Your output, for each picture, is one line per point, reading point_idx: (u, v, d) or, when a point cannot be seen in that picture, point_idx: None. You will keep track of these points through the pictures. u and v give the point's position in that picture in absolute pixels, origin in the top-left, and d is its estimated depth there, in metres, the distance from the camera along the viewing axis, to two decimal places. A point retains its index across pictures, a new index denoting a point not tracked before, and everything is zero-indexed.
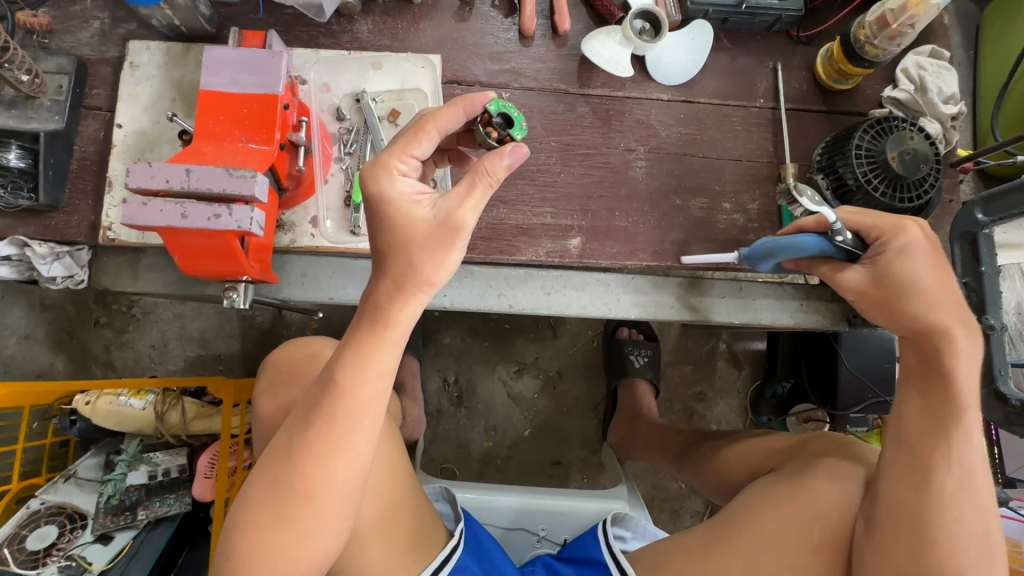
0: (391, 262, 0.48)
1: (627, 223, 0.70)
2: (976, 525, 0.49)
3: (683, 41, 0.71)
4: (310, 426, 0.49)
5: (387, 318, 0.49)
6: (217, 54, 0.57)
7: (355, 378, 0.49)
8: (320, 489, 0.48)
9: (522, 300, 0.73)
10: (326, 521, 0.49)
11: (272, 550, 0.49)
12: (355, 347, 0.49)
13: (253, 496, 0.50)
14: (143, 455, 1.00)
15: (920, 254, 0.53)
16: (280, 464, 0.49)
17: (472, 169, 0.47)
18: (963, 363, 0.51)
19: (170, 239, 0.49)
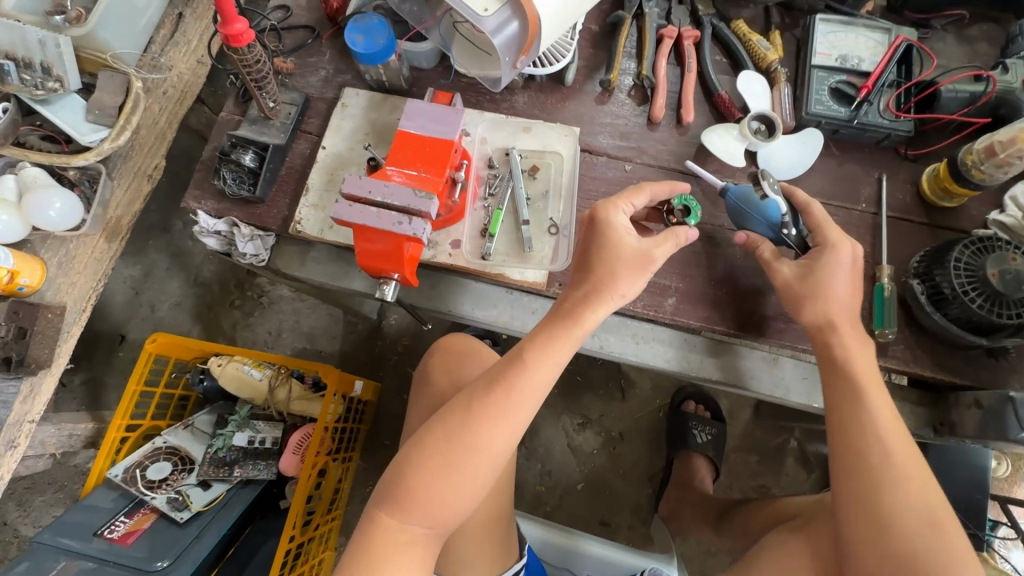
0: (596, 272, 0.62)
1: (720, 292, 0.78)
2: (917, 507, 0.55)
3: (795, 144, 0.80)
4: (492, 390, 0.59)
5: (577, 319, 0.61)
6: (416, 105, 0.74)
7: (537, 361, 0.59)
8: (486, 445, 0.57)
9: (612, 344, 0.81)
10: (482, 476, 0.58)
11: (432, 488, 0.57)
12: (544, 337, 0.61)
13: (426, 440, 0.59)
14: (249, 420, 1.14)
15: (846, 267, 0.66)
16: (460, 417, 0.58)
17: (668, 232, 0.63)
18: (860, 358, 0.64)
19: (360, 234, 0.64)
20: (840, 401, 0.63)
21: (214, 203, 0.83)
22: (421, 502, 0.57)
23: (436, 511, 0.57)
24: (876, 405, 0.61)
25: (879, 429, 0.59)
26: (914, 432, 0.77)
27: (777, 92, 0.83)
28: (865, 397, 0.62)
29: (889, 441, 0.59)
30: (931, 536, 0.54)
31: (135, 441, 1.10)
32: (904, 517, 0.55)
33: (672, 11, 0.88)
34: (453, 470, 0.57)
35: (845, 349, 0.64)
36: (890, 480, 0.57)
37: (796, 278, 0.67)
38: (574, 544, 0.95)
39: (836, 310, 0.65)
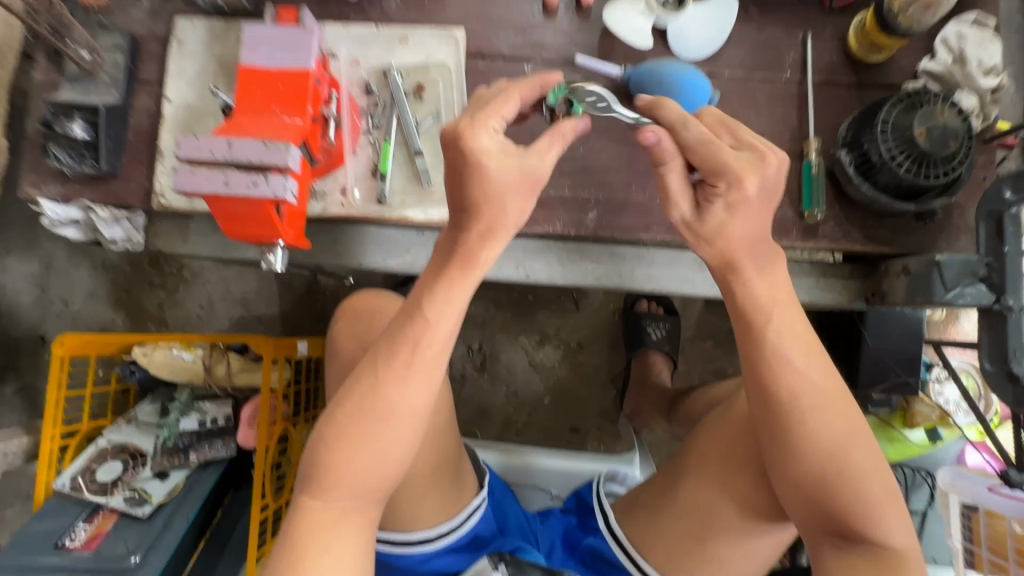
0: (486, 214, 0.51)
1: (644, 196, 0.72)
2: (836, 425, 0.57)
3: (710, 15, 0.71)
4: (395, 351, 0.51)
5: (474, 257, 0.53)
6: (256, 31, 0.61)
7: (439, 308, 0.52)
8: (398, 410, 0.50)
9: (539, 270, 0.76)
10: (404, 437, 0.51)
11: (351, 460, 0.50)
12: (445, 278, 0.52)
13: (333, 416, 0.51)
14: (193, 403, 1.09)
15: (754, 204, 0.57)
16: (368, 381, 0.51)
17: (551, 130, 0.54)
18: (759, 278, 0.59)
19: (215, 203, 0.55)
20: (748, 348, 0.59)
21: (58, 188, 0.71)
22: (342, 475, 0.50)
23: (362, 482, 0.50)
24: (778, 340, 0.57)
25: (789, 365, 0.57)
26: (847, 307, 0.76)
27: None
28: (766, 330, 0.58)
29: (794, 356, 0.57)
30: (842, 448, 0.56)
31: (78, 446, 1.05)
32: (817, 441, 0.57)
33: None
34: (372, 436, 0.50)
35: (745, 283, 0.59)
36: (800, 413, 0.57)
37: (691, 219, 0.60)
38: (518, 458, 0.98)
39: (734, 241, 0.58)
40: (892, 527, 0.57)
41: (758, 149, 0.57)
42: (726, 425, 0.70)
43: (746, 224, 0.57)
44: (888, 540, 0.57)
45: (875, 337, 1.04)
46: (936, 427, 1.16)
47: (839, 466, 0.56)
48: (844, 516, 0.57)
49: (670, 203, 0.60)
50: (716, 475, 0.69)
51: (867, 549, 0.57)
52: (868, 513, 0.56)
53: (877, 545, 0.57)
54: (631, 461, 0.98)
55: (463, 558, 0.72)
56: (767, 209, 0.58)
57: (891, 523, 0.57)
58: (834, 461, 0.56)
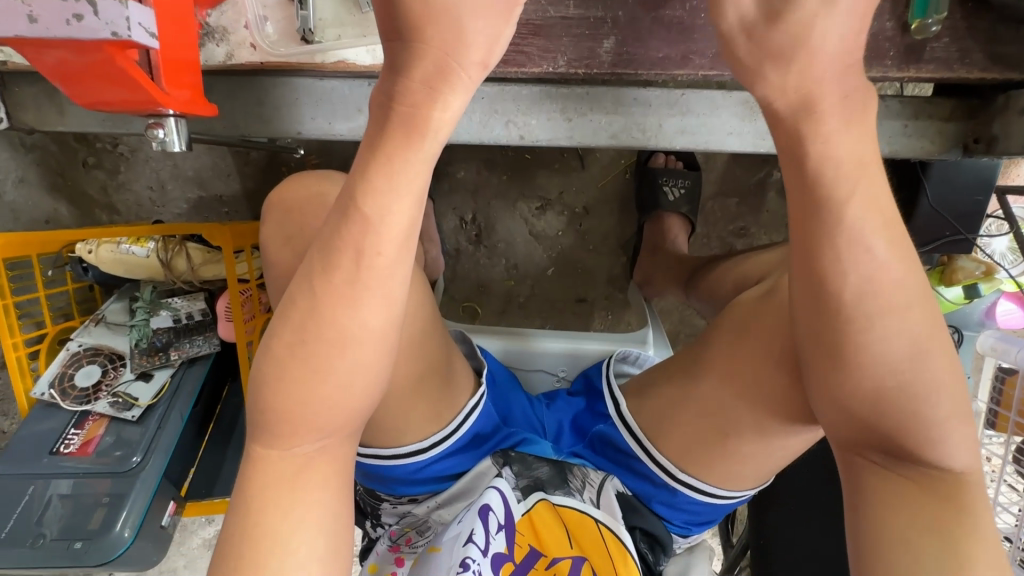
0: (431, 37, 0.37)
1: (681, 12, 0.52)
2: (901, 320, 0.38)
3: None
4: (333, 262, 0.37)
5: (423, 117, 0.37)
6: None
7: (383, 199, 0.37)
8: (351, 338, 0.38)
9: (536, 129, 0.58)
10: (365, 371, 0.39)
11: (303, 404, 0.38)
12: (387, 151, 0.37)
13: (268, 351, 0.39)
14: (161, 301, 0.99)
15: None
16: (306, 304, 0.38)
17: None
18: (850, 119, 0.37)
19: (34, 53, 0.36)
20: (809, 215, 0.38)
21: None
22: (295, 423, 0.39)
23: (323, 428, 0.40)
24: (859, 217, 0.37)
25: (867, 242, 0.37)
26: (936, 159, 0.58)
27: None
28: (845, 199, 0.37)
29: (875, 231, 0.37)
30: (919, 358, 0.38)
31: (49, 350, 0.98)
32: (890, 351, 0.38)
33: None
34: (322, 377, 0.38)
35: (829, 127, 0.37)
36: (867, 316, 0.37)
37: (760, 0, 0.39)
38: (518, 343, 0.90)
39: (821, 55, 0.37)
40: (965, 456, 0.40)
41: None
42: (756, 313, 0.56)
43: (844, 42, 0.38)
44: (959, 470, 0.40)
45: (935, 188, 0.88)
46: (977, 284, 1.04)
47: (910, 378, 0.38)
48: (901, 438, 0.40)
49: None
50: (747, 374, 0.56)
51: (922, 479, 0.41)
52: (936, 441, 0.39)
53: (935, 479, 0.40)
54: (645, 342, 0.90)
55: (465, 459, 0.67)
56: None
57: (961, 445, 0.40)
58: (908, 374, 0.38)
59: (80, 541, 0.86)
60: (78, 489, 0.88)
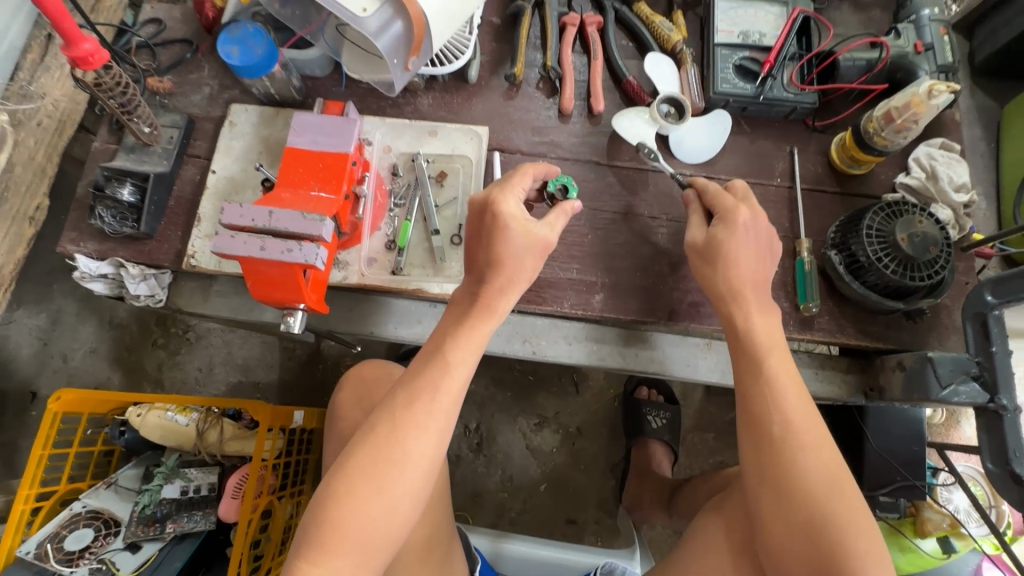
0: (508, 267, 0.61)
1: (648, 283, 0.76)
2: (815, 466, 0.53)
3: (707, 122, 0.80)
4: (411, 397, 0.56)
5: (492, 305, 0.61)
6: (304, 118, 0.68)
7: (457, 356, 0.59)
8: (413, 458, 0.54)
9: (545, 347, 0.79)
10: (409, 494, 0.54)
11: (359, 517, 0.52)
12: (458, 334, 0.60)
13: (346, 469, 0.53)
14: (179, 469, 1.06)
15: (749, 234, 0.64)
16: (378, 435, 0.54)
17: (557, 208, 0.66)
18: (760, 321, 0.62)
19: (248, 267, 0.58)
20: (752, 375, 0.59)
21: (94, 244, 0.75)
22: (346, 538, 0.51)
23: (365, 543, 0.52)
24: (776, 368, 0.58)
25: (782, 394, 0.57)
26: (847, 400, 0.77)
27: (684, 72, 0.82)
28: (765, 362, 0.59)
29: (785, 412, 0.56)
30: (835, 510, 0.51)
31: (50, 510, 0.99)
32: (815, 503, 0.52)
33: None
34: (378, 495, 0.52)
35: (746, 316, 0.62)
36: (787, 449, 0.54)
37: (700, 244, 0.66)
38: (508, 547, 0.93)
39: (736, 276, 0.63)
40: None
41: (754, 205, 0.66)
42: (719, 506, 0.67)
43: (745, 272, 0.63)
44: None
45: (878, 437, 1.03)
46: (949, 537, 1.10)
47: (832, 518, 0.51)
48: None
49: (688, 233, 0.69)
50: (709, 569, 0.63)
51: None
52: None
53: None
54: (631, 559, 0.93)
55: None
56: (760, 247, 0.64)
57: None
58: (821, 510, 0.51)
59: None
60: None
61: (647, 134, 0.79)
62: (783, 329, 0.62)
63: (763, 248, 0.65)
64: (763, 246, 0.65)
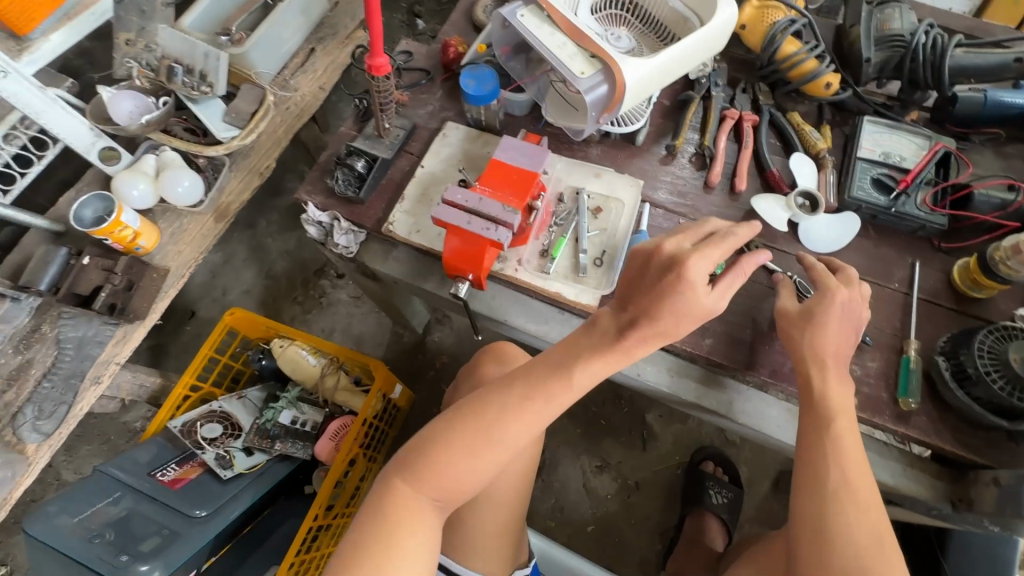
0: (668, 322, 0.70)
1: (756, 341, 0.84)
2: (858, 519, 0.64)
3: (837, 220, 0.90)
4: (526, 394, 0.70)
5: (630, 349, 0.72)
6: (509, 141, 0.88)
7: (576, 373, 0.71)
8: (510, 440, 0.69)
9: (648, 374, 0.88)
10: (494, 465, 0.69)
11: (452, 469, 0.68)
12: (585, 357, 0.72)
13: (455, 429, 0.69)
14: (297, 402, 1.22)
15: (844, 314, 0.73)
16: (475, 419, 0.69)
17: (737, 271, 0.72)
18: (834, 390, 0.71)
19: (452, 235, 0.76)
20: (813, 433, 0.70)
21: (322, 198, 0.97)
22: (437, 478, 0.68)
23: (450, 488, 0.68)
24: (839, 431, 0.69)
25: (839, 452, 0.68)
26: (932, 505, 0.79)
27: (824, 175, 0.93)
28: (829, 427, 0.69)
29: (847, 470, 0.67)
30: (878, 564, 0.61)
31: (195, 402, 1.20)
32: (859, 546, 0.62)
33: (735, 98, 1.03)
34: (459, 460, 0.68)
35: (823, 382, 0.72)
36: (839, 499, 0.65)
37: (797, 312, 0.76)
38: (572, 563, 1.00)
39: (821, 344, 0.73)
40: None
41: (853, 289, 0.76)
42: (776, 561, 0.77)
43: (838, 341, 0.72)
44: None
45: None
46: None
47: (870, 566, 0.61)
48: None
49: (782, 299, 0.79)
50: None
51: None
52: None
53: None
54: None
55: None
56: (846, 323, 0.74)
57: None
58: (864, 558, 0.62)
59: (127, 555, 0.85)
60: (156, 514, 0.95)
61: (777, 218, 0.91)
62: (852, 399, 0.72)
63: (851, 326, 0.74)
64: (848, 330, 0.74)
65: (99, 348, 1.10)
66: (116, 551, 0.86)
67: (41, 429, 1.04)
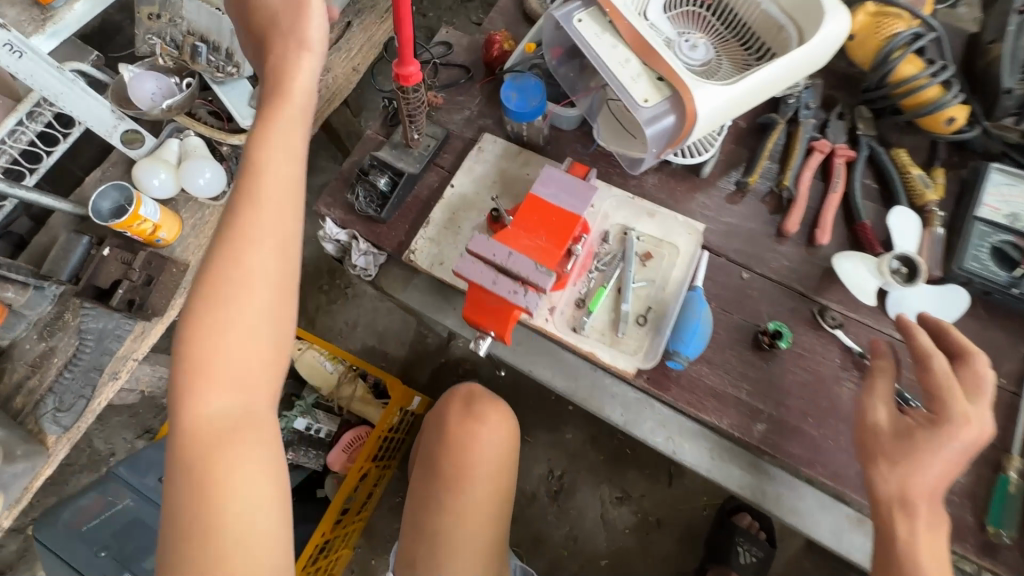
0: (277, 33, 0.62)
1: (817, 433, 0.72)
2: None
3: (938, 293, 0.75)
4: (229, 211, 0.56)
5: (283, 73, 0.61)
6: (552, 172, 0.75)
7: (260, 149, 0.57)
8: (243, 275, 0.54)
9: (687, 453, 0.77)
10: (264, 322, 0.55)
11: (224, 350, 0.53)
12: (265, 137, 0.58)
13: (217, 300, 0.53)
14: (312, 408, 1.20)
15: (963, 444, 0.60)
16: (235, 281, 0.54)
17: None
18: (921, 543, 0.61)
19: (475, 292, 0.67)
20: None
21: (340, 213, 0.88)
22: (218, 379, 0.53)
23: (245, 376, 0.54)
24: None
25: None
26: None
27: (929, 233, 0.77)
28: None
29: None
30: None
31: None
32: None
33: (828, 124, 0.86)
34: (226, 339, 0.53)
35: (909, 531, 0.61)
36: None
37: (891, 429, 0.64)
38: None
39: (914, 486, 0.61)
40: None
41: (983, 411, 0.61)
42: None
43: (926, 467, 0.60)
44: None
45: None
46: None
47: None
48: None
49: (873, 406, 0.66)
50: None
51: None
52: None
53: None
54: None
55: None
56: (961, 457, 0.61)
57: None
58: None
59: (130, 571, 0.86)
60: None
61: (864, 286, 0.76)
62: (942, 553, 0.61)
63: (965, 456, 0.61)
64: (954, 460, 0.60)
65: (118, 343, 1.07)
66: (119, 569, 0.87)
67: (61, 422, 1.03)
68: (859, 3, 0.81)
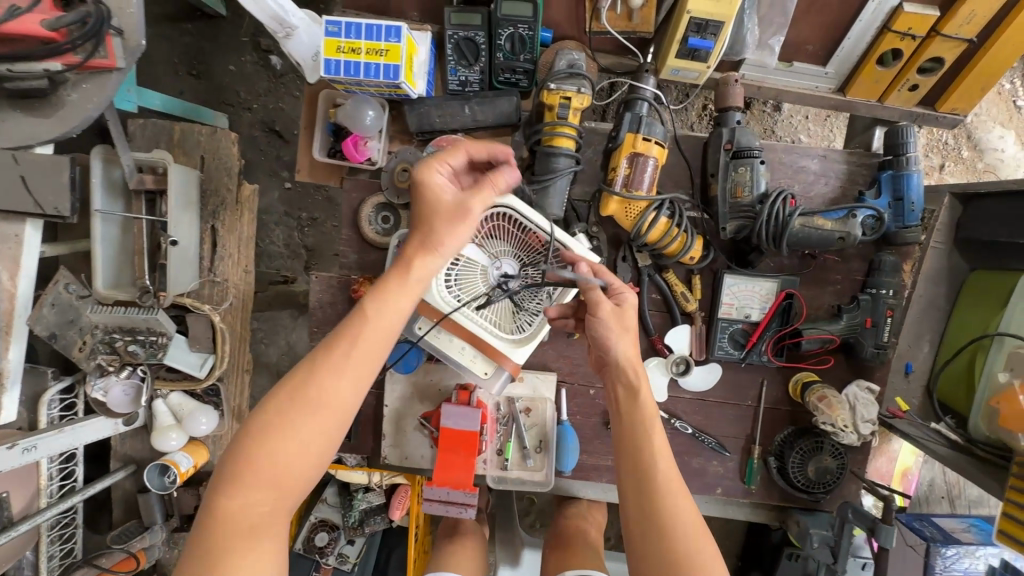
0: (443, 231, 0.80)
1: None
2: None
3: (704, 369, 1.18)
4: (333, 344, 0.74)
5: (407, 266, 0.79)
6: (450, 408, 1.11)
7: (375, 308, 0.76)
8: (317, 399, 0.72)
9: (593, 488, 1.35)
10: (315, 434, 0.72)
11: (282, 444, 0.70)
12: (376, 294, 0.77)
13: (278, 405, 0.72)
14: (362, 497, 1.70)
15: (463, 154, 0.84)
16: (309, 389, 0.72)
17: (489, 183, 0.82)
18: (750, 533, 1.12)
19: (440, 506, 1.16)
20: None
21: None
22: (256, 480, 0.70)
23: (280, 476, 0.70)
24: None
25: None
26: (771, 521, 1.30)
27: (694, 332, 1.17)
28: None
29: None
30: None
31: (295, 520, 1.72)
32: None
33: (617, 268, 1.16)
34: (290, 439, 0.71)
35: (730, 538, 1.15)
36: None
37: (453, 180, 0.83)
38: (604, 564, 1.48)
39: None
40: None
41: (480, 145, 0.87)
42: None
43: None
44: None
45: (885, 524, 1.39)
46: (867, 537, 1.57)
47: None
48: None
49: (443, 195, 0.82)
50: None
51: None
52: None
53: None
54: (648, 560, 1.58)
55: None
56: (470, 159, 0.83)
57: None
58: None
59: None
60: None
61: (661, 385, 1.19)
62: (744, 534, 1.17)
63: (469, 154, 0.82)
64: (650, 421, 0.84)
65: None
66: None
67: None
68: (605, 197, 1.06)
